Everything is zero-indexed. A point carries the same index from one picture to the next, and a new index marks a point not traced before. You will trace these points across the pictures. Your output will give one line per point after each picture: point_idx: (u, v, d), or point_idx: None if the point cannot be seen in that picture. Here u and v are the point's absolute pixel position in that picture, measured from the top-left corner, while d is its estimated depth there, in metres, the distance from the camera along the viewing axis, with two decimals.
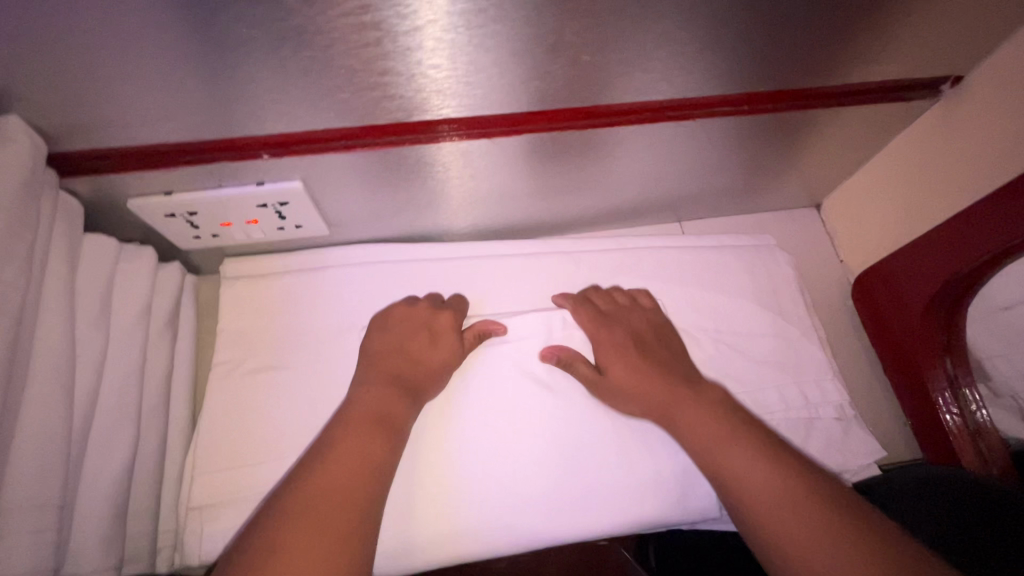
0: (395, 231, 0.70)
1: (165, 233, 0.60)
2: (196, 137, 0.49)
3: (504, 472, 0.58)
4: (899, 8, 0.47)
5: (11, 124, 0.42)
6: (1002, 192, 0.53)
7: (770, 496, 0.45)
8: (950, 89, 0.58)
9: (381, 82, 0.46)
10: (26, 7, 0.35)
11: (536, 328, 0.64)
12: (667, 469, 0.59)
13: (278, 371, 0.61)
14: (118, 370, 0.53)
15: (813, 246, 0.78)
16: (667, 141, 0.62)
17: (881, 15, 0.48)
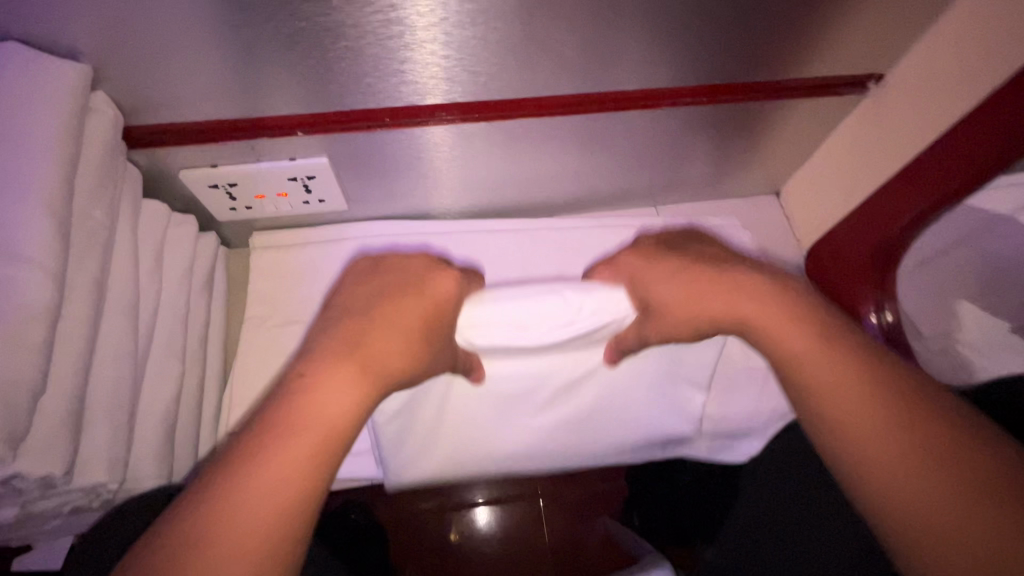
0: (404, 210, 0.80)
1: (207, 203, 0.69)
2: (243, 115, 0.59)
3: (512, 420, 0.66)
4: (822, 14, 0.59)
5: (99, 97, 0.52)
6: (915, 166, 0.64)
7: (856, 409, 0.43)
8: (875, 86, 0.69)
9: (401, 69, 0.56)
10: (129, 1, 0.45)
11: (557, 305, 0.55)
12: (645, 430, 0.68)
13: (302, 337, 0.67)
14: (168, 314, 0.61)
15: (773, 228, 0.88)
16: (640, 129, 0.72)
17: (807, 19, 0.59)
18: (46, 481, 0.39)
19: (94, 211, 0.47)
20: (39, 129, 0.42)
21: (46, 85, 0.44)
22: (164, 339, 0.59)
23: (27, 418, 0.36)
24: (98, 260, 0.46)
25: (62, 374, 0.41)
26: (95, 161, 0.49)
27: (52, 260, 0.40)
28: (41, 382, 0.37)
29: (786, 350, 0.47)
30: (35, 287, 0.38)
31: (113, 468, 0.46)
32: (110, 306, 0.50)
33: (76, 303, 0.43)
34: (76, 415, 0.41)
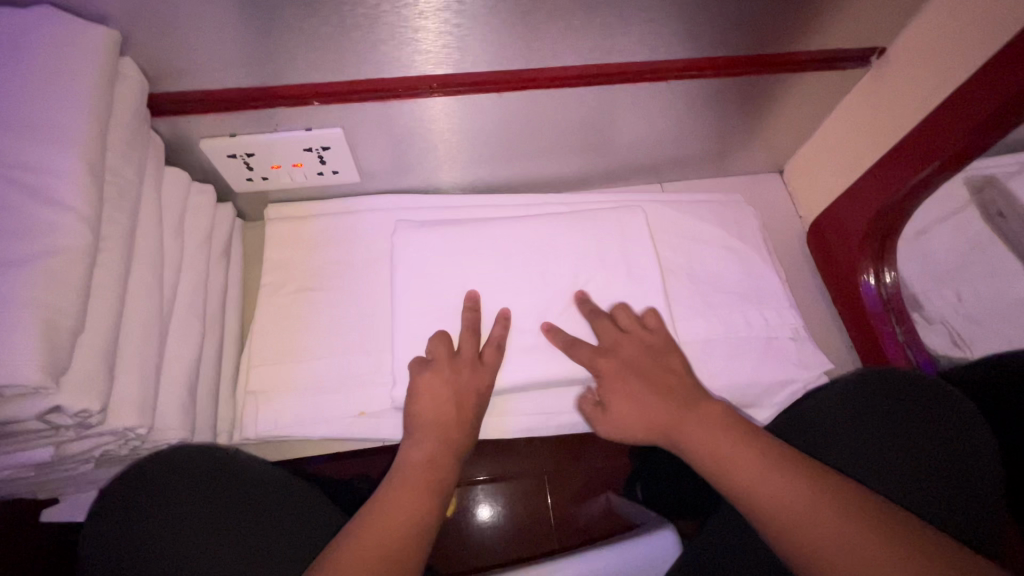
0: (414, 184, 0.82)
1: (224, 173, 0.71)
2: (262, 83, 0.61)
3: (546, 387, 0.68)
4: None
5: (127, 62, 0.54)
6: (910, 137, 0.66)
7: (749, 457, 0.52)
8: (877, 60, 0.70)
9: (415, 37, 0.58)
10: None
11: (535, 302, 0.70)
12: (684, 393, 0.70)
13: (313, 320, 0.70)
14: (190, 277, 0.63)
15: (777, 205, 0.89)
16: (646, 103, 0.74)
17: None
18: (85, 419, 0.41)
19: (124, 168, 0.50)
20: (76, 85, 0.44)
21: (81, 44, 0.46)
22: (186, 301, 0.62)
23: (69, 352, 0.38)
24: (128, 214, 0.48)
25: (98, 318, 0.43)
26: (123, 122, 0.51)
27: (89, 206, 0.42)
28: (80, 321, 0.39)
29: (723, 455, 0.54)
30: (73, 231, 0.40)
31: (143, 414, 0.48)
32: (138, 261, 0.52)
33: (110, 252, 0.45)
34: (110, 359, 0.43)
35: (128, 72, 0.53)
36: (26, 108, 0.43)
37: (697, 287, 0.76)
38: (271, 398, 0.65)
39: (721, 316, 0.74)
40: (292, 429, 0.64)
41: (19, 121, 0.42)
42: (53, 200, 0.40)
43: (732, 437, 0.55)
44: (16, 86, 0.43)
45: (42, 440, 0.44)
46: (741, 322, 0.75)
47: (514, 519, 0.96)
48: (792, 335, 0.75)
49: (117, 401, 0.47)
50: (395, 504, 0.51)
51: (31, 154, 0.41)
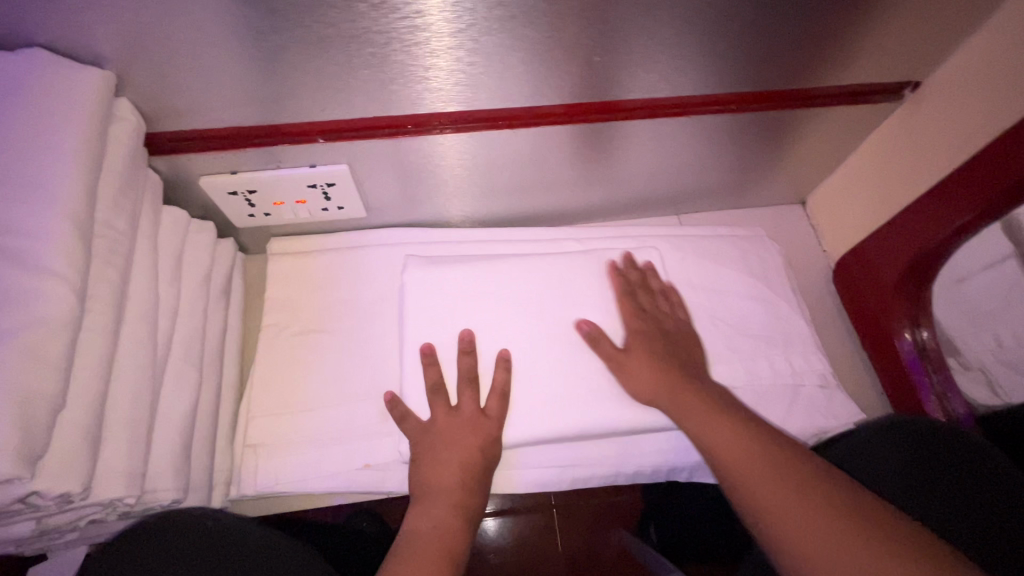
0: (423, 217, 0.79)
1: (225, 210, 0.68)
2: (265, 122, 0.58)
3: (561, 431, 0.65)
4: (857, 20, 0.57)
5: (122, 105, 0.51)
6: (952, 178, 0.62)
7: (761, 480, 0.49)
8: (910, 94, 0.67)
9: (426, 76, 0.55)
10: (154, 9, 0.45)
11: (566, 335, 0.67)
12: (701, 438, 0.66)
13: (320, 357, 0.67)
14: (188, 323, 0.60)
15: (800, 238, 0.86)
16: (666, 136, 0.70)
17: (841, 25, 0.57)
18: (65, 500, 0.38)
19: (116, 219, 0.47)
20: (65, 137, 0.42)
21: (71, 93, 0.43)
22: (182, 350, 0.59)
23: (47, 435, 0.35)
24: (120, 270, 0.45)
25: (81, 390, 0.40)
26: (116, 169, 0.48)
27: (74, 271, 0.39)
28: (60, 399, 0.36)
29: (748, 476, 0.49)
30: (56, 300, 0.37)
31: (132, 483, 0.45)
32: (129, 315, 0.49)
33: (98, 314, 0.42)
34: (96, 434, 0.40)
35: (123, 115, 0.51)
36: (9, 164, 0.40)
37: (719, 329, 0.72)
38: (270, 450, 0.62)
39: (743, 361, 0.71)
40: (292, 483, 0.61)
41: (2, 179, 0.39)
42: (35, 265, 0.38)
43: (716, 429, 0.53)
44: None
45: (20, 519, 0.40)
46: (765, 367, 0.71)
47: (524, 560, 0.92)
48: (819, 381, 0.71)
49: (102, 472, 0.44)
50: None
51: (13, 215, 0.38)
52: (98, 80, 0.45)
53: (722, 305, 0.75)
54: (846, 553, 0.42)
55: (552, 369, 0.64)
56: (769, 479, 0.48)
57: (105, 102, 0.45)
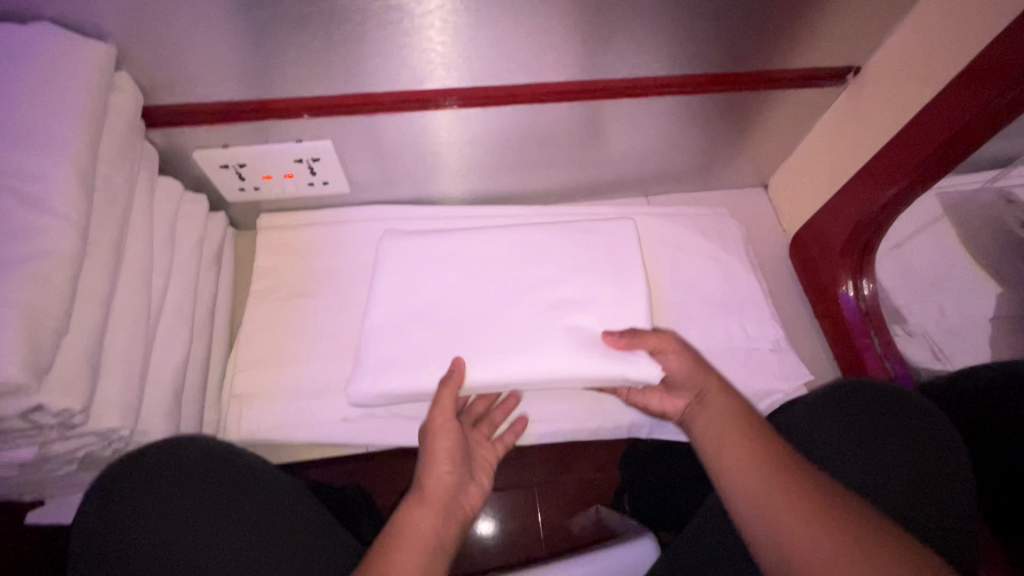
0: (404, 194, 0.83)
1: (216, 182, 0.73)
2: (254, 97, 0.63)
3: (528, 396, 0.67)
4: (796, 7, 0.63)
5: (122, 76, 0.56)
6: (886, 151, 0.67)
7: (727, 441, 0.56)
8: (853, 78, 0.72)
9: (401, 54, 0.60)
10: None
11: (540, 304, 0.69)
12: None
13: (307, 317, 0.72)
14: (180, 283, 0.65)
15: (761, 218, 0.91)
16: (629, 118, 0.75)
17: (782, 11, 0.63)
18: (65, 418, 0.42)
19: (115, 177, 0.51)
20: (71, 96, 0.47)
21: (76, 59, 0.48)
22: (175, 308, 0.63)
23: (51, 352, 0.40)
24: (117, 222, 0.50)
25: (80, 323, 0.44)
26: (116, 133, 0.53)
27: (77, 213, 0.44)
28: (63, 321, 0.41)
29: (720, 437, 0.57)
30: (61, 236, 0.42)
31: (126, 416, 0.49)
32: (125, 266, 0.53)
33: (98, 256, 0.47)
34: (94, 364, 0.44)
35: (123, 86, 0.56)
36: (20, 118, 0.44)
37: (679, 298, 0.78)
38: (256, 403, 0.66)
39: (701, 327, 0.76)
40: (276, 433, 0.65)
41: (14, 131, 0.44)
42: (43, 206, 0.42)
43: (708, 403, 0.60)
44: (12, 98, 0.45)
45: (23, 440, 0.45)
46: (722, 332, 0.75)
47: (503, 528, 0.96)
48: (773, 346, 0.76)
49: (98, 403, 0.48)
50: (419, 514, 0.55)
51: (23, 162, 0.43)
52: (101, 49, 0.50)
53: (685, 278, 0.79)
54: (776, 501, 0.49)
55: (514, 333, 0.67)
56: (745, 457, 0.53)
57: (107, 69, 0.50)
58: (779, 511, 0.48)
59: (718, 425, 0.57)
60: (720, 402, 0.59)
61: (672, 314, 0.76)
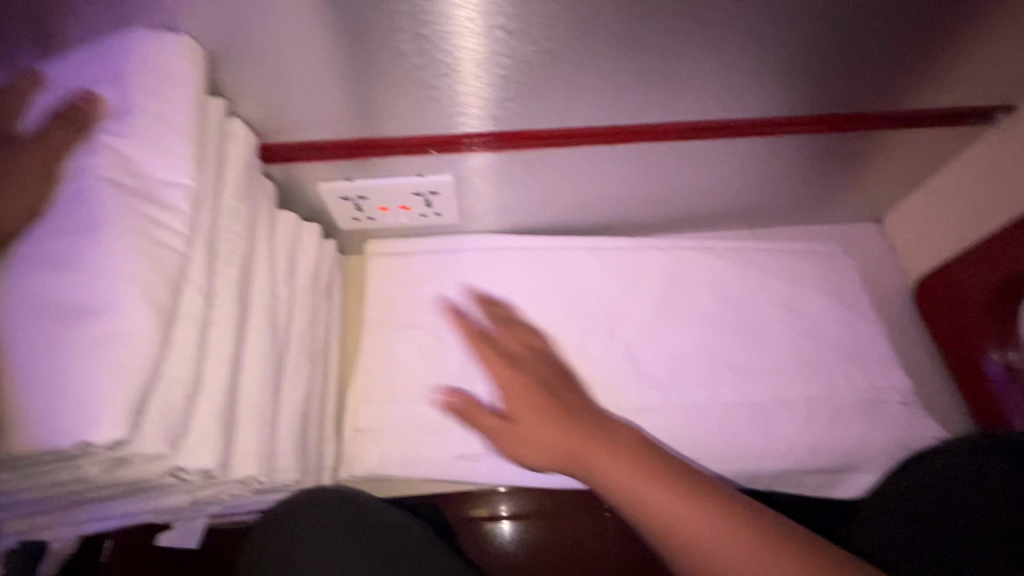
0: (507, 224, 0.82)
1: (332, 213, 0.74)
2: (380, 133, 0.63)
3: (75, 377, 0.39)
4: (946, 44, 0.60)
5: (235, 122, 0.59)
6: None
7: (661, 503, 0.49)
8: (1001, 115, 0.68)
9: (530, 90, 0.59)
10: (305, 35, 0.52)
11: (82, 236, 0.42)
12: None
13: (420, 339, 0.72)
14: (300, 319, 0.66)
15: (877, 256, 0.87)
16: (748, 151, 0.73)
17: (935, 46, 0.60)
18: (202, 475, 0.47)
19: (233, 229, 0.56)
20: (152, 129, 0.47)
21: (154, 95, 0.48)
22: (297, 341, 0.64)
23: (179, 415, 0.44)
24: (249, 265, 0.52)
25: (211, 384, 0.50)
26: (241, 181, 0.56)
27: (175, 250, 0.45)
28: (189, 390, 0.45)
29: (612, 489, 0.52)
30: (173, 252, 0.45)
31: (257, 461, 0.52)
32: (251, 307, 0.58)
33: (223, 316, 0.52)
34: (222, 423, 0.49)
35: (216, 108, 0.56)
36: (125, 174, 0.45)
37: (790, 339, 0.75)
38: (377, 437, 0.67)
39: (818, 373, 0.73)
40: (394, 467, 0.65)
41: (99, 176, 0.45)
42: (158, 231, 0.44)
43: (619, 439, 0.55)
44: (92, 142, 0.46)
45: (172, 491, 0.49)
46: (841, 379, 0.72)
47: None
48: (900, 399, 0.72)
49: (234, 455, 0.51)
50: None
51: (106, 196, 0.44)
52: (191, 70, 0.50)
53: (796, 319, 0.77)
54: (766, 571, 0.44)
55: (123, 272, 0.41)
56: (673, 522, 0.48)
57: (197, 88, 0.51)
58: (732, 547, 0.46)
59: (622, 473, 0.52)
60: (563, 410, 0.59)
61: (785, 357, 0.74)
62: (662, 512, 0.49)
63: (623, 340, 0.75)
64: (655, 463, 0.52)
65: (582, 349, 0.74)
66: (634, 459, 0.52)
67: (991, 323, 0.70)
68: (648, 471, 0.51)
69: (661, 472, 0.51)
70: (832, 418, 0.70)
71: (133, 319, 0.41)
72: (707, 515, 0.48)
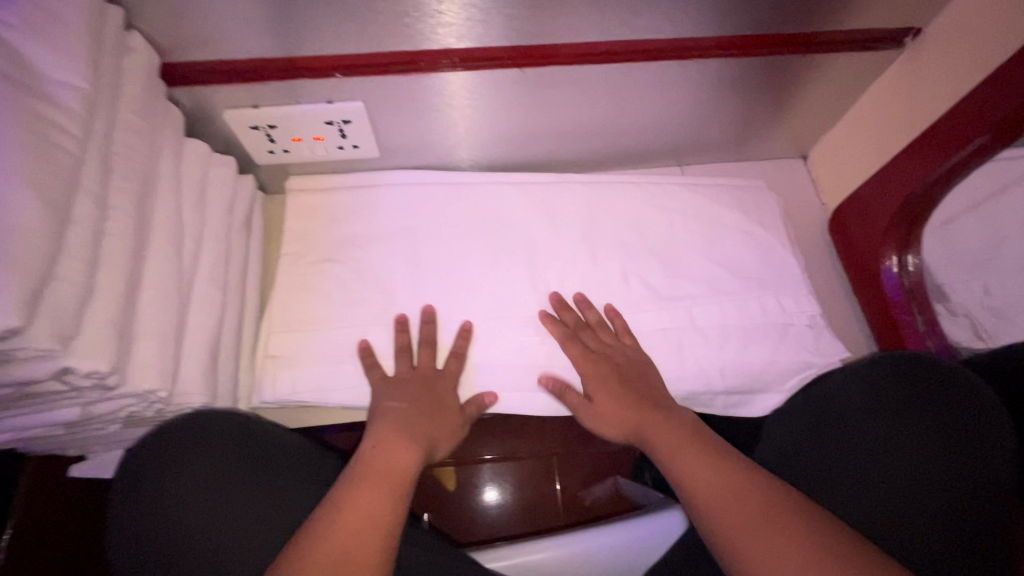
0: (430, 158, 0.81)
1: (245, 144, 0.72)
2: (283, 55, 0.61)
3: None
4: None
5: (134, 36, 0.55)
6: (966, 106, 0.63)
7: (724, 497, 0.53)
8: (911, 41, 0.69)
9: (436, 9, 0.57)
10: None
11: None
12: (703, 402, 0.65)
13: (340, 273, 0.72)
14: (209, 252, 0.64)
15: (800, 191, 0.89)
16: (666, 83, 0.72)
17: None
18: (95, 380, 0.43)
19: (132, 140, 0.51)
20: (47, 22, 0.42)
21: None
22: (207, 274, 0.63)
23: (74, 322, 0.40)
24: (136, 183, 0.50)
25: (104, 288, 0.44)
26: (132, 96, 0.52)
27: (69, 152, 0.41)
28: (83, 293, 0.41)
29: (683, 462, 0.58)
30: (70, 156, 0.41)
31: (162, 376, 0.50)
32: None
33: (117, 220, 0.47)
34: (120, 324, 0.44)
35: (112, 16, 0.51)
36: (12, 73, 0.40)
37: (709, 269, 0.76)
38: (290, 366, 0.67)
39: (735, 302, 0.74)
40: (307, 393, 0.66)
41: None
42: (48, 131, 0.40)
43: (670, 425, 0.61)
44: None
45: (67, 401, 0.46)
46: (757, 306, 0.74)
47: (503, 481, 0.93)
48: (809, 322, 0.75)
49: (132, 366, 0.48)
50: None
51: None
52: None
53: (716, 250, 0.78)
54: (760, 533, 0.50)
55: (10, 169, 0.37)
56: (710, 489, 0.54)
57: None
58: (744, 525, 0.51)
59: (681, 454, 0.58)
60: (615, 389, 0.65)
61: (703, 287, 0.75)
62: (696, 475, 0.56)
63: (546, 274, 0.75)
64: (696, 453, 0.58)
65: (503, 283, 0.74)
66: (657, 423, 0.62)
67: (896, 242, 0.75)
68: (724, 468, 0.56)
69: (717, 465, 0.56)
70: (744, 342, 0.72)
71: (22, 217, 0.36)
72: (767, 528, 0.50)
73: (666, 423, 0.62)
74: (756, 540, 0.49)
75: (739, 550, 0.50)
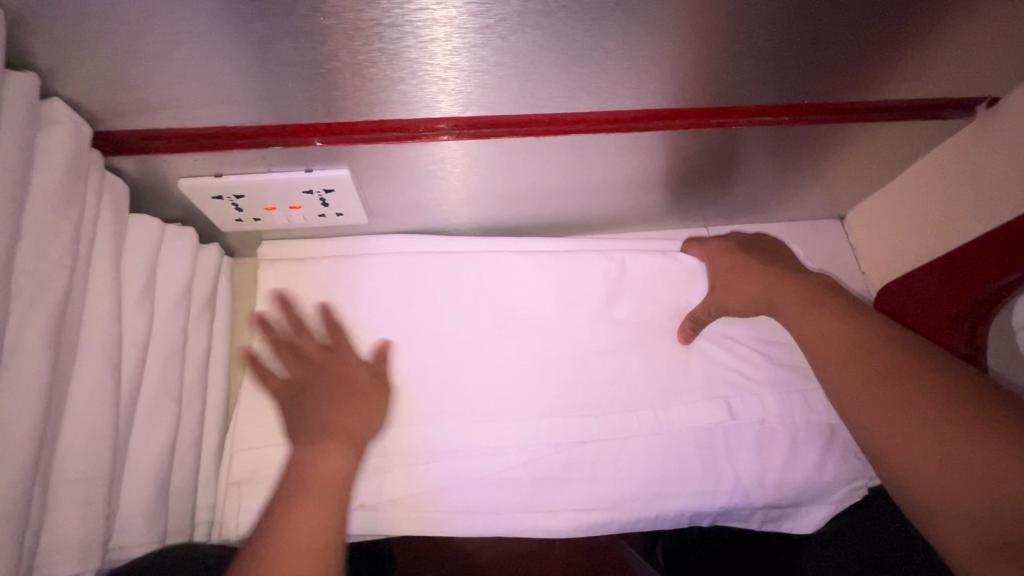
0: (428, 222, 0.70)
1: (208, 213, 0.60)
2: (250, 122, 0.50)
3: None
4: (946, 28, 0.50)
5: (54, 105, 0.43)
6: None
7: (887, 418, 0.45)
8: (985, 109, 0.60)
9: (439, 75, 0.46)
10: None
11: None
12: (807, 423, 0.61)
13: None
14: (160, 353, 0.53)
15: (837, 255, 0.80)
16: (704, 149, 0.62)
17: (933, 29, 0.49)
18: None
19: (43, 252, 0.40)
20: None
21: None
22: (156, 381, 0.52)
23: None
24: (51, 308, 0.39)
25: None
26: (47, 192, 0.41)
27: None
28: None
29: (833, 372, 0.50)
30: None
31: (86, 555, 0.42)
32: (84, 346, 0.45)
33: None
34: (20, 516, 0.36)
35: (18, 89, 0.39)
36: None
37: (746, 357, 0.67)
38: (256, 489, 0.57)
39: (775, 397, 0.65)
40: None
41: None
42: None
43: (821, 315, 0.53)
44: None
45: None
46: (801, 402, 0.65)
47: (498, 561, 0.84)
48: None
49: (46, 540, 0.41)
50: None
51: None
52: None
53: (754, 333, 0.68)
54: (942, 441, 0.42)
55: None
56: (861, 394, 0.47)
57: None
58: (917, 431, 0.43)
59: (838, 363, 0.50)
60: (792, 297, 0.56)
61: (738, 376, 0.66)
62: (853, 386, 0.48)
63: (561, 362, 0.65)
64: (881, 369, 0.47)
65: (513, 372, 0.64)
66: (824, 330, 0.52)
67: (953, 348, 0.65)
68: (892, 369, 0.47)
69: (899, 374, 0.46)
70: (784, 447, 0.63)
71: None
72: (936, 435, 0.42)
73: (828, 323, 0.53)
74: (923, 455, 0.43)
75: (903, 475, 0.43)
